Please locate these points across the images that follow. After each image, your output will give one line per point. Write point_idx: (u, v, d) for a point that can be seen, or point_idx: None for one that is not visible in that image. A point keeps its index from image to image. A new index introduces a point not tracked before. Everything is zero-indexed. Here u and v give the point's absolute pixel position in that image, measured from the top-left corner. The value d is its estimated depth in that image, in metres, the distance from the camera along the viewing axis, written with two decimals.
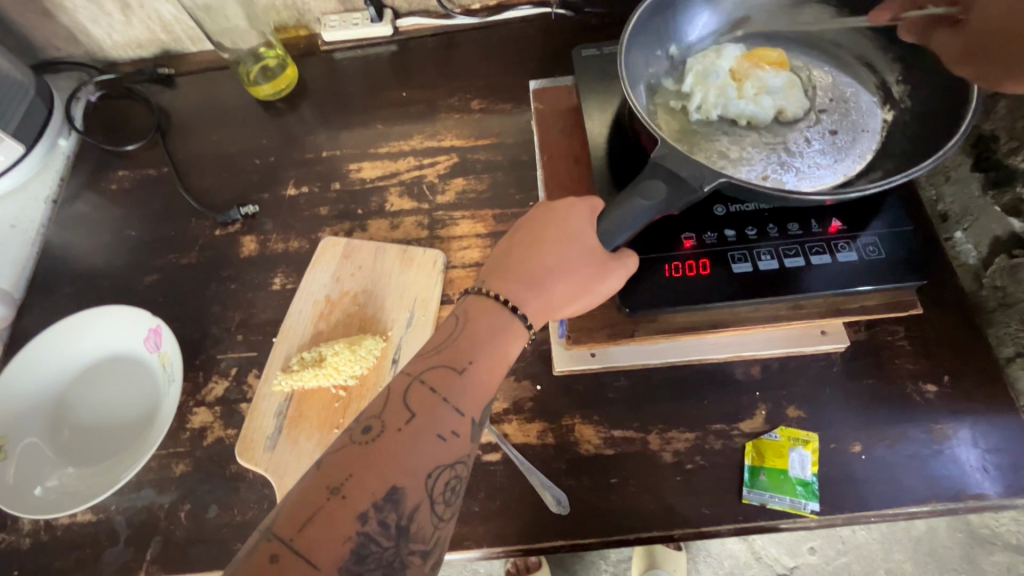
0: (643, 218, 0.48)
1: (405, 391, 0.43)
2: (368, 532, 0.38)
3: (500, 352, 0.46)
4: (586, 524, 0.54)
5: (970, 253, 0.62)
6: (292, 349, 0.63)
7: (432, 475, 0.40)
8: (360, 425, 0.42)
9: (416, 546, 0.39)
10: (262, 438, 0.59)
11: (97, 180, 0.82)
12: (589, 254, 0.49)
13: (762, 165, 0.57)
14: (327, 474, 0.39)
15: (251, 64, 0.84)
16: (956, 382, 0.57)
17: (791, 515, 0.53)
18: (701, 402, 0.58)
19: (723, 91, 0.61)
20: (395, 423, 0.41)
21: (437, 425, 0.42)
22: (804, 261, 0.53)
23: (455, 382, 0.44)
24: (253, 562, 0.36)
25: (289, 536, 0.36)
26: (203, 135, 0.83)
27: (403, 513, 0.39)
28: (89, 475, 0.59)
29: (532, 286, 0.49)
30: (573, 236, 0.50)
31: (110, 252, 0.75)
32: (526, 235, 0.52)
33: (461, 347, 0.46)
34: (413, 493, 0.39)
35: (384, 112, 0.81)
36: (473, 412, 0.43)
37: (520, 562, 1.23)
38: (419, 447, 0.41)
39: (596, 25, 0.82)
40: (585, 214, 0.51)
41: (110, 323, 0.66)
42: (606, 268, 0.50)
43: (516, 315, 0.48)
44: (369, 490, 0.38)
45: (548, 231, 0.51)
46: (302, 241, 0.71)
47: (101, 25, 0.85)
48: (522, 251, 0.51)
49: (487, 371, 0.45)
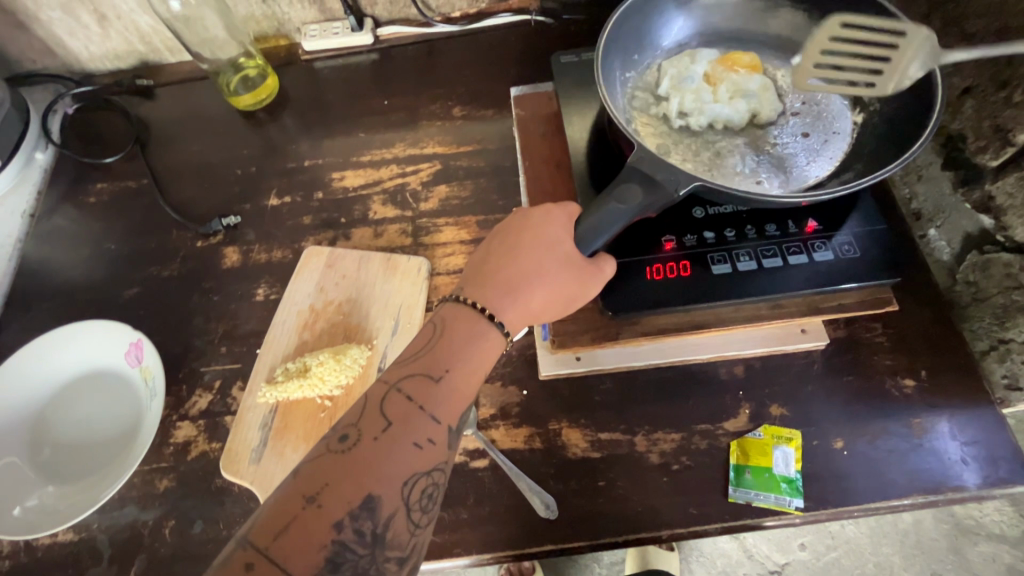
0: (620, 222, 0.48)
1: (382, 400, 0.43)
2: (343, 540, 0.37)
3: (478, 359, 0.46)
4: (575, 528, 0.54)
5: (944, 249, 0.64)
6: (277, 359, 0.63)
7: (408, 483, 0.40)
8: (337, 434, 0.42)
9: (392, 554, 0.39)
10: (247, 451, 0.58)
11: (75, 193, 0.81)
12: (567, 260, 0.50)
13: (739, 167, 0.58)
14: (302, 483, 0.39)
15: (232, 74, 0.84)
16: (933, 377, 0.59)
17: (777, 513, 0.54)
18: (685, 403, 0.59)
19: (698, 95, 0.62)
20: (371, 431, 0.41)
21: (414, 432, 0.42)
22: (782, 261, 0.54)
23: (432, 390, 0.44)
24: (226, 573, 0.35)
25: (264, 544, 0.36)
26: (184, 147, 0.82)
27: (379, 521, 0.38)
28: (71, 493, 0.58)
29: (511, 293, 0.49)
30: (551, 242, 0.50)
31: (90, 266, 0.74)
32: (504, 241, 0.52)
33: (438, 355, 0.46)
34: (389, 501, 0.39)
35: (366, 120, 0.81)
36: (450, 420, 0.43)
37: (514, 566, 1.23)
38: (396, 454, 0.41)
39: (575, 32, 0.84)
40: (562, 220, 0.52)
41: (90, 338, 0.65)
42: (585, 273, 0.50)
43: (494, 323, 0.48)
44: (344, 499, 0.38)
45: (526, 237, 0.51)
46: (286, 251, 0.71)
47: (78, 37, 0.84)
48: (500, 258, 0.51)
49: (465, 378, 0.45)
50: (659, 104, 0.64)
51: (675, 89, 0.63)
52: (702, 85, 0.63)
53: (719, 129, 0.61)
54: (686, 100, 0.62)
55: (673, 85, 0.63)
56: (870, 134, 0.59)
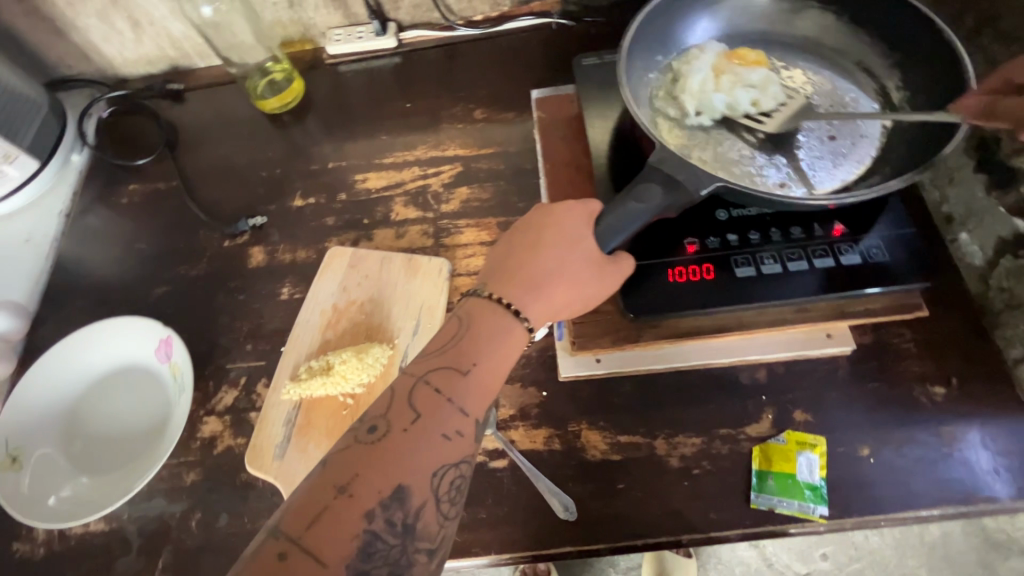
0: (640, 221, 0.49)
1: (410, 392, 0.44)
2: (375, 529, 0.38)
3: (503, 355, 0.47)
4: (594, 531, 0.54)
5: (976, 254, 0.62)
6: (300, 357, 0.64)
7: (437, 473, 0.41)
8: (366, 425, 0.42)
9: (422, 545, 0.40)
10: (271, 447, 0.59)
11: (109, 194, 0.83)
12: (589, 258, 0.50)
13: (758, 166, 0.58)
14: (334, 473, 0.39)
15: (258, 78, 0.86)
16: (964, 385, 0.57)
17: (800, 520, 0.53)
18: (707, 406, 0.58)
19: (702, 87, 0.61)
20: (401, 423, 0.42)
21: (441, 425, 0.43)
22: (807, 264, 0.53)
23: (459, 383, 0.45)
24: (260, 561, 0.36)
25: (297, 534, 0.37)
26: (212, 149, 0.84)
27: (409, 511, 0.39)
28: (103, 484, 0.60)
29: (533, 291, 0.49)
30: (573, 238, 0.50)
31: (122, 265, 0.76)
32: (525, 238, 0.52)
33: (464, 349, 0.46)
34: (419, 491, 0.40)
35: (389, 122, 0.82)
36: (476, 413, 0.44)
37: (531, 568, 1.23)
38: (425, 446, 0.41)
39: (596, 34, 0.84)
40: (582, 218, 0.51)
41: (121, 334, 0.67)
42: (606, 272, 0.50)
43: (520, 320, 0.48)
44: (376, 489, 0.39)
45: (548, 233, 0.51)
46: (310, 251, 0.73)
47: (113, 43, 0.87)
48: (521, 256, 0.51)
49: (489, 373, 0.46)
50: (674, 103, 0.63)
51: (683, 84, 0.62)
52: (706, 75, 0.61)
53: (725, 126, 0.60)
54: (693, 95, 0.61)
55: (681, 80, 0.63)
56: (900, 135, 0.58)
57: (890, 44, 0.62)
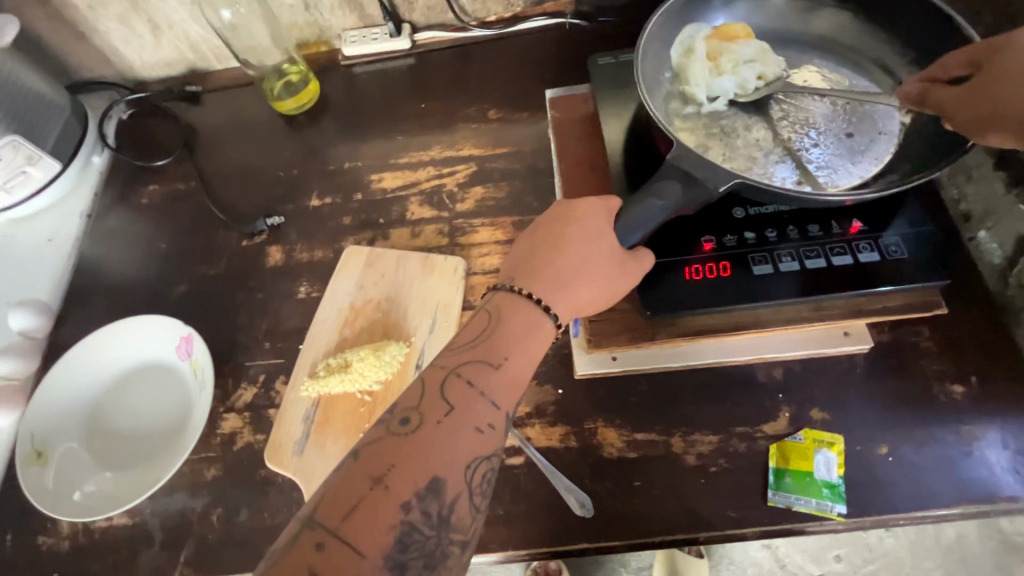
0: (663, 215, 0.49)
1: (442, 385, 0.44)
2: (411, 521, 0.38)
3: (531, 350, 0.47)
4: (611, 528, 0.54)
5: (995, 252, 0.62)
6: (318, 355, 0.65)
7: (470, 466, 0.41)
8: (398, 417, 0.43)
9: (456, 537, 0.40)
10: (290, 443, 0.60)
11: (129, 195, 0.85)
12: (613, 253, 0.50)
13: (778, 158, 0.58)
14: (369, 465, 0.40)
15: (275, 80, 0.87)
16: (983, 384, 0.57)
17: (818, 518, 0.53)
18: (723, 405, 0.58)
19: (704, 77, 0.62)
20: (434, 415, 0.42)
21: (474, 418, 0.43)
22: (825, 262, 0.53)
23: (490, 377, 0.45)
24: (299, 551, 0.36)
25: (334, 524, 0.37)
26: (229, 150, 0.85)
27: (444, 503, 0.40)
28: (127, 479, 0.61)
29: (560, 285, 0.49)
30: (598, 234, 0.50)
31: (142, 264, 0.78)
32: (549, 234, 0.52)
33: (495, 343, 0.47)
34: (454, 483, 0.40)
35: (403, 123, 0.83)
36: (507, 407, 0.45)
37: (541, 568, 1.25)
38: (459, 439, 0.42)
39: (609, 34, 0.84)
40: (607, 215, 0.52)
41: (142, 332, 0.68)
42: (628, 267, 0.50)
43: (547, 314, 0.49)
44: (412, 480, 0.39)
45: (572, 229, 0.51)
46: (327, 250, 0.73)
47: (133, 46, 0.88)
48: (545, 250, 0.51)
49: (519, 367, 0.46)
50: (679, 101, 0.63)
51: (681, 80, 0.63)
52: (701, 62, 0.62)
53: (739, 112, 0.61)
54: (697, 90, 0.62)
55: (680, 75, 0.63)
56: (919, 132, 0.57)
57: (908, 42, 0.61)
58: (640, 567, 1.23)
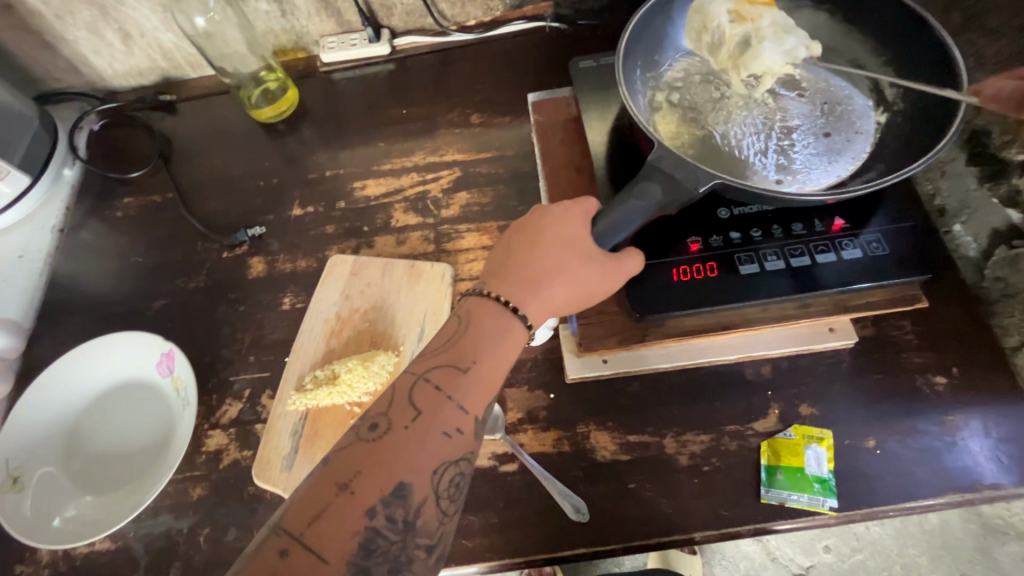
0: (638, 219, 0.49)
1: (411, 390, 0.44)
2: (375, 526, 0.38)
3: (503, 353, 0.46)
4: (607, 532, 0.54)
5: (970, 245, 0.63)
6: (304, 368, 0.63)
7: (438, 471, 0.41)
8: (366, 422, 0.42)
9: (421, 542, 0.40)
10: (278, 458, 0.59)
11: (103, 207, 0.82)
12: (588, 255, 0.50)
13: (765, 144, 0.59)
14: (336, 470, 0.39)
15: (252, 88, 0.85)
16: (964, 374, 0.58)
17: (810, 513, 0.53)
18: (713, 404, 0.59)
19: (738, 50, 0.60)
20: (402, 420, 0.42)
21: (442, 422, 0.42)
22: (810, 260, 0.53)
23: (460, 380, 0.44)
24: (261, 558, 0.36)
25: (297, 530, 0.37)
26: (207, 160, 0.84)
27: (410, 509, 0.39)
28: (109, 503, 0.59)
29: (532, 287, 0.48)
30: (569, 237, 0.50)
31: (119, 279, 0.76)
32: (522, 237, 0.52)
33: (466, 346, 0.46)
34: (420, 489, 0.40)
35: (385, 129, 0.82)
36: (478, 410, 0.44)
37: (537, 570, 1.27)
38: (425, 443, 0.41)
39: (589, 37, 0.84)
40: (579, 218, 0.51)
41: (121, 349, 0.66)
42: (607, 268, 0.50)
43: (517, 317, 0.47)
44: (377, 486, 0.39)
45: (544, 233, 0.51)
46: (311, 260, 0.72)
47: (103, 56, 0.86)
48: (519, 253, 0.50)
49: (489, 371, 0.45)
50: (666, 91, 0.65)
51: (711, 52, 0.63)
52: (736, 29, 0.60)
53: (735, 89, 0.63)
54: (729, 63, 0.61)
55: (709, 46, 0.62)
56: (891, 134, 0.59)
57: (881, 42, 0.63)
58: (635, 567, 1.25)
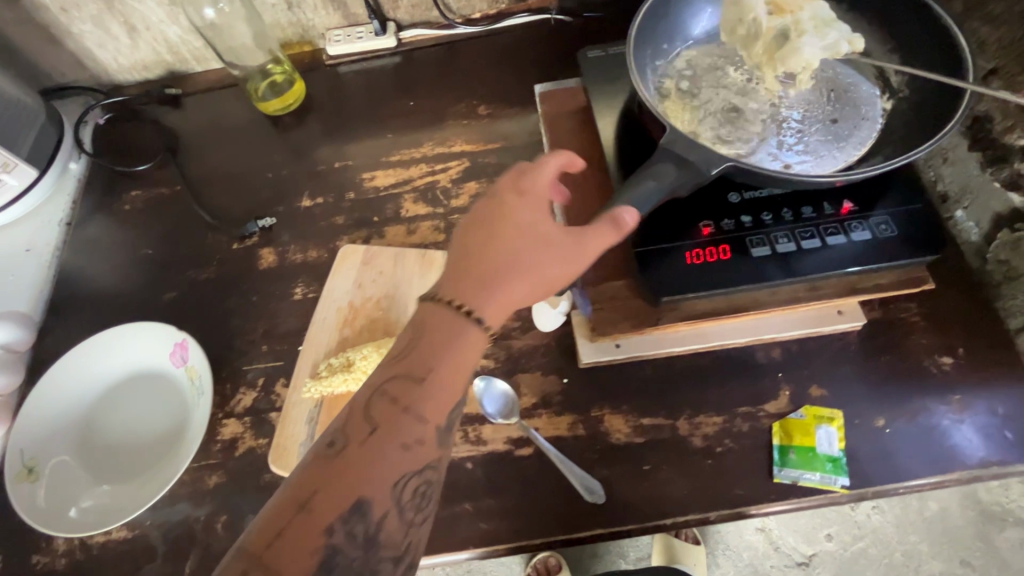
0: (631, 218, 0.47)
1: (366, 406, 0.39)
2: (336, 544, 0.36)
3: (462, 359, 0.41)
4: (624, 512, 0.55)
5: (972, 230, 0.64)
6: (318, 356, 0.64)
7: (398, 484, 0.38)
8: (324, 440, 0.39)
9: (387, 554, 0.38)
10: (295, 445, 0.59)
11: (110, 201, 0.82)
12: (552, 239, 0.44)
13: (777, 130, 0.60)
14: (293, 493, 0.37)
15: (259, 81, 0.86)
16: (970, 354, 0.59)
17: (822, 492, 0.54)
18: (725, 387, 0.60)
19: (776, 44, 0.59)
20: (357, 436, 0.38)
21: (401, 436, 0.39)
22: (820, 243, 0.54)
23: (415, 391, 0.40)
24: None
25: (256, 555, 0.35)
26: (214, 153, 0.84)
27: (372, 524, 0.37)
28: (125, 492, 0.59)
29: (492, 287, 0.42)
30: (530, 226, 0.44)
31: (128, 271, 0.76)
32: (477, 226, 0.44)
33: (421, 354, 0.41)
34: (381, 504, 0.38)
35: (393, 122, 0.82)
36: (437, 420, 0.40)
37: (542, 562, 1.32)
38: (384, 459, 0.38)
39: (594, 29, 0.85)
40: (537, 204, 0.45)
41: (133, 339, 0.66)
42: (571, 250, 0.44)
43: (473, 319, 0.42)
44: (336, 505, 0.36)
45: (502, 222, 0.44)
46: (322, 250, 0.72)
47: (108, 49, 0.86)
48: (475, 246, 0.43)
49: (449, 380, 0.41)
50: (675, 78, 0.65)
51: (744, 44, 0.61)
52: (774, 21, 0.59)
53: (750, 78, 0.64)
54: (765, 57, 0.59)
55: (742, 37, 0.61)
56: (897, 120, 0.60)
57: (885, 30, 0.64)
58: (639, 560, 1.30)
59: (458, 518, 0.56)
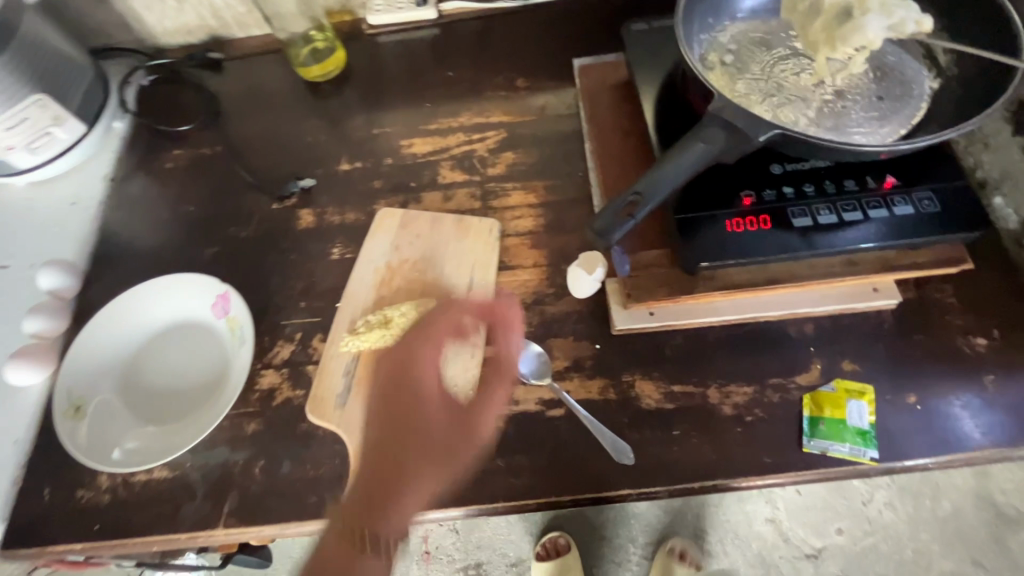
0: (666, 190, 0.49)
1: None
2: None
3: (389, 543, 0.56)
4: (652, 474, 0.56)
5: (1011, 217, 0.63)
6: (356, 313, 0.65)
7: None
8: None
9: None
10: (332, 395, 0.61)
11: (152, 158, 0.84)
12: (430, 458, 0.57)
13: (827, 104, 0.60)
14: None
15: (301, 47, 0.87)
16: (1005, 336, 0.59)
17: (851, 463, 0.55)
18: (757, 358, 0.60)
19: (836, 23, 0.57)
20: None
21: None
22: (862, 216, 0.54)
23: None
24: None
25: None
26: (255, 117, 0.85)
27: None
28: (165, 435, 0.61)
29: (387, 519, 0.56)
30: (424, 437, 0.58)
31: (170, 227, 0.77)
32: (380, 441, 0.58)
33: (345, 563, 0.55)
34: None
35: (431, 92, 0.83)
36: None
37: (550, 545, 1.36)
38: None
39: (634, 6, 0.85)
40: (429, 369, 0.60)
41: (175, 291, 0.68)
42: (454, 438, 0.58)
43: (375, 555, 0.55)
44: None
45: (400, 454, 0.57)
46: (359, 213, 0.74)
47: (154, 11, 0.87)
48: (378, 491, 0.56)
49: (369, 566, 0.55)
50: (720, 52, 0.65)
51: (805, 22, 0.60)
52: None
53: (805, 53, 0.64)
54: (823, 34, 0.58)
55: (803, 15, 0.61)
56: (945, 99, 0.59)
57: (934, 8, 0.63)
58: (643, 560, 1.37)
59: (489, 472, 0.58)
